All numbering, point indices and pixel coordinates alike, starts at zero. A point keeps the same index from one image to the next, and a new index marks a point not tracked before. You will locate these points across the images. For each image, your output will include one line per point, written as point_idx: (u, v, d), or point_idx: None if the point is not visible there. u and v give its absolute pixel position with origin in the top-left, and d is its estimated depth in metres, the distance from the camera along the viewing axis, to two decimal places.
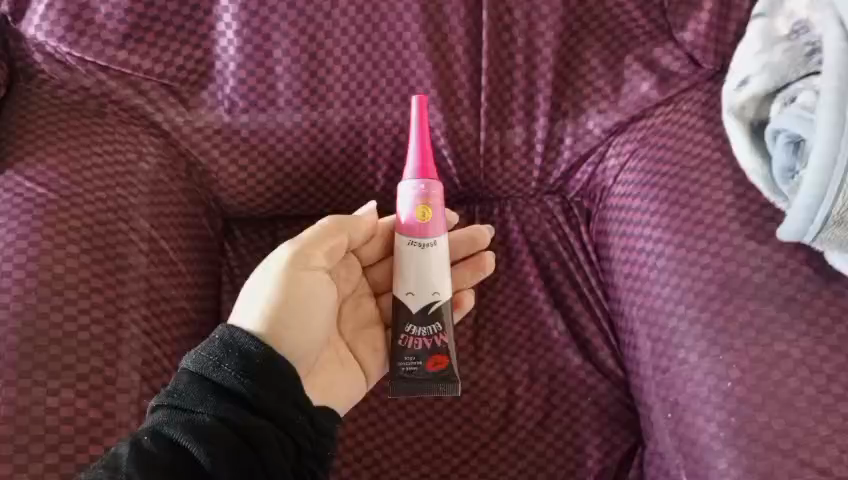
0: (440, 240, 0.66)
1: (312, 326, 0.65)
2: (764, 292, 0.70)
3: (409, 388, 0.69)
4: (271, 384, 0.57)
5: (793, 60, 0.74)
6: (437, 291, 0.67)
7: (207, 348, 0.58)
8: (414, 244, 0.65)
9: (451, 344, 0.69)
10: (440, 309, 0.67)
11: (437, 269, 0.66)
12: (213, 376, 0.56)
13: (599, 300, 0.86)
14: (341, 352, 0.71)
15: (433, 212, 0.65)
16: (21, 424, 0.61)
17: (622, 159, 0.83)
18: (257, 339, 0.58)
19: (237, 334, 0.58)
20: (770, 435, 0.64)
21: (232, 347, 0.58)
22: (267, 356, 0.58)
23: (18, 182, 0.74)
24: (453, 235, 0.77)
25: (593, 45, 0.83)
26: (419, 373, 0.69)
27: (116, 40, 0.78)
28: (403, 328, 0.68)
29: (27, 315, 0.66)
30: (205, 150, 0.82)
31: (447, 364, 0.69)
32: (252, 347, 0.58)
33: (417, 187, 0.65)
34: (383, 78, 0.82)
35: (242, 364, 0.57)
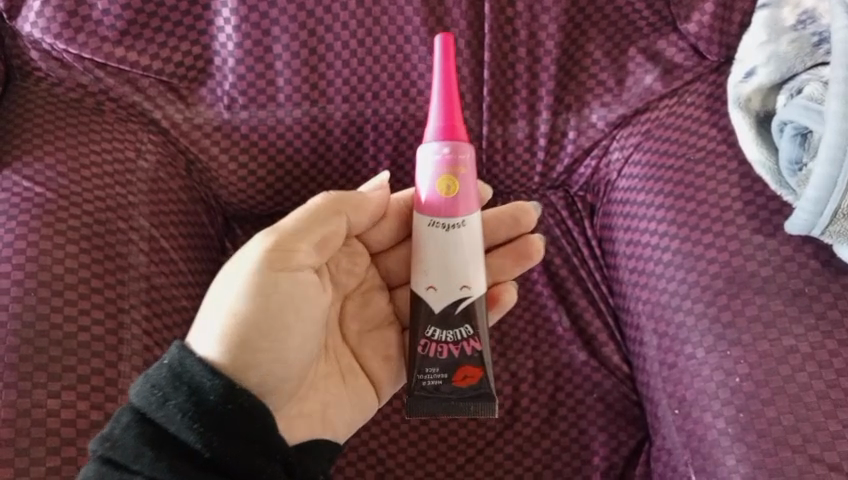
0: (469, 219, 0.60)
1: (293, 335, 0.60)
2: (772, 287, 0.70)
3: (434, 402, 0.65)
4: (222, 428, 0.52)
5: (800, 50, 0.74)
6: (466, 285, 0.61)
7: (155, 379, 0.53)
8: (438, 225, 0.59)
9: (481, 354, 0.64)
10: (471, 306, 0.62)
11: (465, 259, 0.60)
12: (156, 418, 0.52)
13: (604, 296, 0.85)
14: (343, 358, 0.70)
15: (460, 183, 0.59)
16: (21, 427, 0.61)
17: (627, 152, 0.83)
18: (211, 371, 0.53)
19: (188, 364, 0.54)
20: (779, 431, 0.64)
21: (181, 378, 0.53)
22: (222, 392, 0.53)
23: (15, 182, 0.72)
24: (498, 213, 0.71)
25: (596, 37, 0.81)
26: (443, 386, 0.64)
27: (113, 36, 0.77)
28: (424, 332, 0.63)
29: (27, 317, 0.65)
30: (204, 147, 0.81)
31: (481, 377, 0.64)
32: (202, 382, 0.53)
33: (439, 156, 0.58)
34: (384, 73, 0.81)
35: (191, 402, 0.52)
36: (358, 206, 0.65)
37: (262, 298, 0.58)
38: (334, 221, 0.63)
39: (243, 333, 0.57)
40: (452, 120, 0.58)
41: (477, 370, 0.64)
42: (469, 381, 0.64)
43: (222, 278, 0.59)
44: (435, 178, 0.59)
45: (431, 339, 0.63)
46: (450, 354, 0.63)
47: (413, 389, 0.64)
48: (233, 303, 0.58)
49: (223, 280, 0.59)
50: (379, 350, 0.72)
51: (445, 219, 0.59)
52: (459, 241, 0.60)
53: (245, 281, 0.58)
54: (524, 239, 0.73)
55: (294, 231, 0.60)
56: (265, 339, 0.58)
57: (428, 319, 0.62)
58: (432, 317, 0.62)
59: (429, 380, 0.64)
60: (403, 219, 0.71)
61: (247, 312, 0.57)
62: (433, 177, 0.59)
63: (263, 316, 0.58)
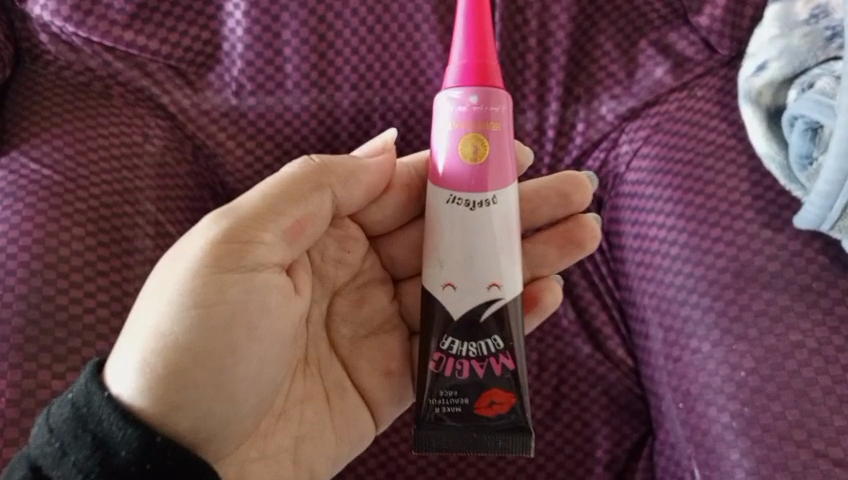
0: (500, 196, 0.56)
1: (242, 358, 0.55)
2: (779, 281, 0.70)
3: (451, 432, 0.59)
4: None
5: (812, 44, 0.73)
6: (492, 284, 0.57)
7: (56, 424, 0.49)
8: (459, 202, 0.56)
9: (510, 376, 0.59)
10: (501, 312, 0.58)
11: (493, 253, 0.56)
12: (54, 472, 0.48)
13: (610, 290, 0.84)
14: (329, 372, 0.66)
15: (489, 145, 0.55)
16: (27, 407, 0.61)
17: (636, 145, 0.81)
18: (122, 418, 0.49)
19: (96, 405, 0.49)
20: (784, 425, 0.64)
21: (84, 425, 0.49)
22: (132, 447, 0.48)
23: (22, 164, 0.73)
24: (546, 189, 0.69)
25: (606, 29, 0.82)
26: (464, 413, 0.58)
27: (123, 20, 0.78)
28: (438, 344, 0.58)
29: (33, 298, 0.65)
30: (212, 133, 0.80)
31: (509, 404, 0.59)
32: (108, 432, 0.49)
33: (462, 116, 0.54)
34: (393, 61, 0.80)
35: (92, 460, 0.48)
36: (336, 181, 0.60)
37: (204, 305, 0.53)
38: (301, 205, 0.58)
39: (181, 349, 0.52)
40: (480, 67, 0.54)
41: (507, 396, 0.59)
42: (496, 408, 0.59)
43: (158, 279, 0.55)
44: (458, 132, 0.55)
45: (448, 354, 0.58)
46: (473, 374, 0.58)
47: (426, 417, 0.59)
48: (169, 312, 0.53)
49: (160, 282, 0.54)
50: (374, 361, 0.67)
51: (470, 195, 0.55)
52: (487, 230, 0.56)
53: (184, 284, 0.53)
54: (576, 219, 0.71)
55: (247, 221, 0.55)
56: (208, 356, 0.53)
57: (445, 329, 0.58)
58: (450, 326, 0.58)
59: (448, 405, 0.58)
60: (406, 197, 0.67)
61: (184, 325, 0.53)
62: (456, 132, 0.55)
63: (206, 327, 0.53)
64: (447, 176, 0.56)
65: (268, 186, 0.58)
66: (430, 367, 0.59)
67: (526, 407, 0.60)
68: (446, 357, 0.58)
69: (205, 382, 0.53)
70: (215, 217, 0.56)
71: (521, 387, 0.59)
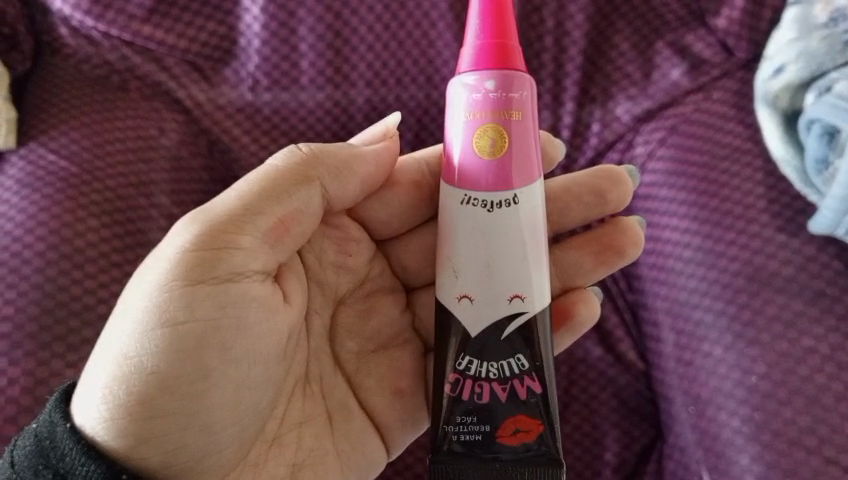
0: (522, 193, 0.53)
1: (220, 376, 0.52)
2: (792, 286, 0.69)
3: (471, 464, 0.55)
4: None
5: (831, 47, 0.73)
6: (516, 298, 0.54)
7: (22, 457, 0.49)
8: (480, 205, 0.53)
9: (535, 401, 0.55)
10: (526, 329, 0.55)
11: (517, 267, 0.53)
12: None
13: (623, 293, 0.84)
14: (334, 390, 0.65)
15: (507, 136, 0.52)
16: (40, 395, 0.62)
17: (651, 147, 0.80)
18: (86, 453, 0.48)
19: (56, 438, 0.48)
20: (795, 431, 0.63)
21: (47, 460, 0.48)
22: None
23: (40, 154, 0.74)
24: (577, 191, 0.67)
25: (623, 29, 0.82)
26: (483, 440, 0.55)
27: (141, 14, 0.78)
28: (456, 364, 0.56)
29: (48, 287, 0.66)
30: (227, 128, 0.81)
31: (536, 432, 0.55)
32: (67, 465, 0.48)
33: (477, 105, 0.52)
34: (408, 58, 0.81)
35: None
36: (326, 176, 0.58)
37: (175, 322, 0.50)
38: (285, 205, 0.55)
39: (150, 371, 0.49)
40: (495, 52, 0.51)
41: (532, 423, 0.55)
42: (521, 437, 0.55)
43: (130, 293, 0.52)
44: (474, 123, 0.52)
45: (467, 375, 0.55)
46: (494, 397, 0.55)
47: (444, 446, 0.55)
48: (138, 329, 0.50)
49: (131, 297, 0.51)
50: (382, 377, 0.67)
51: (487, 196, 0.53)
52: (510, 237, 0.53)
53: (155, 299, 0.50)
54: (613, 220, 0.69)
55: (222, 227, 0.52)
56: (179, 377, 0.50)
57: (464, 346, 0.55)
58: (468, 345, 0.55)
59: (466, 432, 0.55)
60: (412, 199, 0.67)
61: (154, 345, 0.50)
62: (471, 123, 0.52)
63: (175, 347, 0.50)
64: (464, 172, 0.53)
65: (248, 186, 0.55)
66: (447, 390, 0.56)
67: (556, 436, 0.56)
68: (463, 379, 0.55)
69: (177, 408, 0.50)
70: (189, 220, 0.53)
71: (549, 414, 0.56)
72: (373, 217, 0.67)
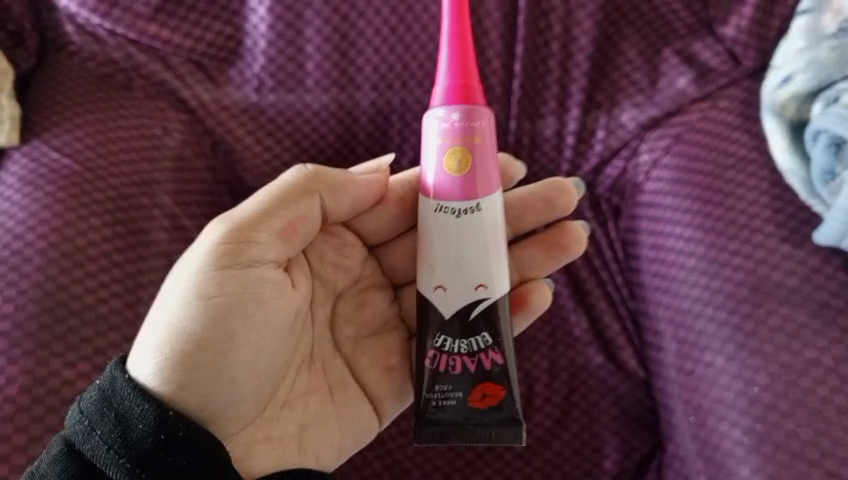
0: (485, 202, 0.60)
1: (242, 349, 0.57)
2: (796, 297, 0.69)
3: (448, 423, 0.63)
4: (153, 462, 0.50)
5: (840, 58, 0.72)
6: (482, 285, 0.61)
7: (85, 406, 0.52)
8: (447, 212, 0.60)
9: (502, 370, 0.63)
10: (491, 311, 0.62)
11: (483, 259, 0.60)
12: (84, 448, 0.51)
13: (624, 300, 0.83)
14: (332, 366, 0.69)
15: (473, 159, 0.59)
16: (38, 394, 0.61)
17: (656, 155, 0.80)
18: (142, 397, 0.52)
19: (119, 387, 0.52)
20: (797, 443, 0.63)
21: (109, 405, 0.52)
22: (150, 423, 0.51)
23: (43, 152, 0.74)
24: (526, 196, 0.73)
25: (630, 36, 0.81)
26: (458, 405, 0.62)
27: (148, 13, 0.78)
28: (433, 342, 0.62)
29: (48, 286, 0.66)
30: (231, 129, 0.80)
31: (500, 396, 0.63)
32: (129, 410, 0.51)
33: (449, 130, 0.59)
34: (414, 62, 0.80)
35: (117, 433, 0.51)
36: (329, 190, 0.63)
37: (207, 298, 0.56)
38: (297, 208, 0.61)
39: (185, 338, 0.55)
40: (464, 87, 0.59)
41: (498, 389, 0.63)
42: (488, 401, 0.62)
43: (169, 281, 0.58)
44: (445, 147, 0.59)
45: (442, 351, 0.62)
46: (465, 369, 0.62)
47: (424, 409, 0.63)
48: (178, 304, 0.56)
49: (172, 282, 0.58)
50: (376, 358, 0.70)
51: (456, 204, 0.60)
52: (474, 234, 0.60)
53: (192, 280, 0.57)
54: (562, 226, 0.74)
55: (246, 221, 0.59)
56: (209, 343, 0.56)
57: (439, 327, 0.62)
58: (444, 325, 0.62)
59: (442, 398, 0.62)
60: (403, 207, 0.70)
61: (190, 316, 0.56)
62: (441, 146, 0.59)
63: (207, 318, 0.56)
64: (437, 190, 0.60)
65: (269, 192, 0.61)
66: (426, 363, 0.63)
67: (516, 401, 0.64)
68: (440, 354, 0.62)
69: (206, 370, 0.55)
70: (220, 220, 0.59)
71: (511, 382, 0.63)
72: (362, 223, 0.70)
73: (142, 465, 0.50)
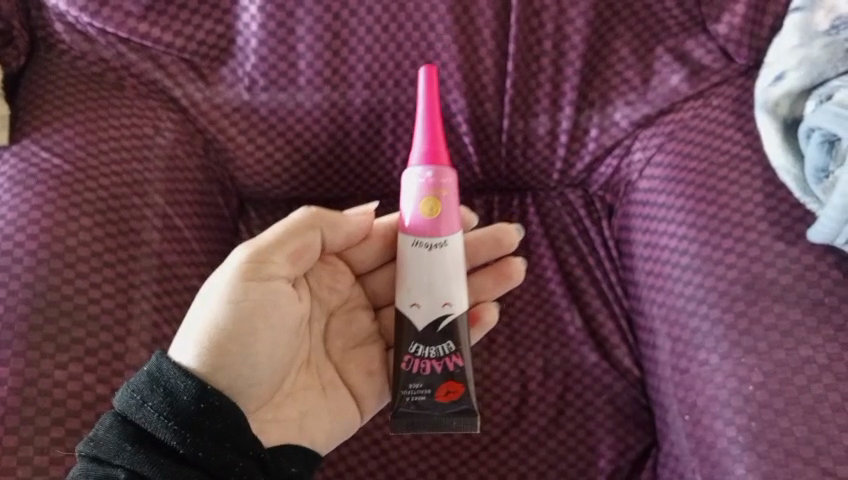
0: (451, 240, 0.61)
1: (260, 351, 0.59)
2: (790, 295, 0.69)
3: (418, 418, 0.65)
4: (201, 426, 0.54)
5: (832, 55, 0.72)
6: (449, 303, 0.62)
7: (134, 383, 0.55)
8: (420, 245, 0.61)
9: (466, 370, 0.65)
10: (454, 324, 0.63)
11: (450, 276, 0.62)
12: (136, 419, 0.54)
13: (619, 298, 0.85)
14: (327, 374, 0.69)
15: (443, 204, 0.61)
16: (28, 396, 0.61)
17: (649, 153, 0.82)
18: (185, 373, 0.55)
19: (165, 366, 0.55)
20: (792, 441, 0.62)
21: (157, 381, 0.55)
22: (194, 393, 0.54)
23: (33, 152, 0.73)
24: (476, 235, 0.72)
25: (623, 34, 0.80)
26: (427, 403, 0.64)
27: (138, 11, 0.77)
28: (408, 349, 0.63)
29: (39, 287, 0.65)
30: (223, 128, 0.81)
31: (462, 393, 0.65)
32: (177, 384, 0.55)
33: (423, 176, 0.61)
34: (407, 60, 0.80)
35: (166, 404, 0.54)
36: (330, 227, 0.65)
37: (237, 304, 0.58)
38: (311, 234, 0.63)
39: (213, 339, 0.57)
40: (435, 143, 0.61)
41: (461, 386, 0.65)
42: (452, 397, 0.64)
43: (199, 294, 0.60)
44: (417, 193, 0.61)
45: (415, 356, 0.63)
46: (433, 371, 0.64)
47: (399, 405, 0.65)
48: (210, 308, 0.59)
49: (206, 289, 0.60)
50: (364, 368, 0.71)
51: (426, 239, 0.61)
52: (441, 259, 0.61)
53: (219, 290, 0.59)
54: (505, 260, 0.75)
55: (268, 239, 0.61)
56: (237, 344, 0.58)
57: (412, 336, 0.63)
58: (415, 334, 0.63)
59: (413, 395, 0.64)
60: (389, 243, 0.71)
61: (218, 318, 0.58)
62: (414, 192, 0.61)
63: (237, 320, 0.58)
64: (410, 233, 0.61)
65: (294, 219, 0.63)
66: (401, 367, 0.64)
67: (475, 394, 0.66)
68: (412, 359, 0.63)
69: (234, 366, 0.58)
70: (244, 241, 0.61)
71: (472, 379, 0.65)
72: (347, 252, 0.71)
73: (188, 428, 0.53)
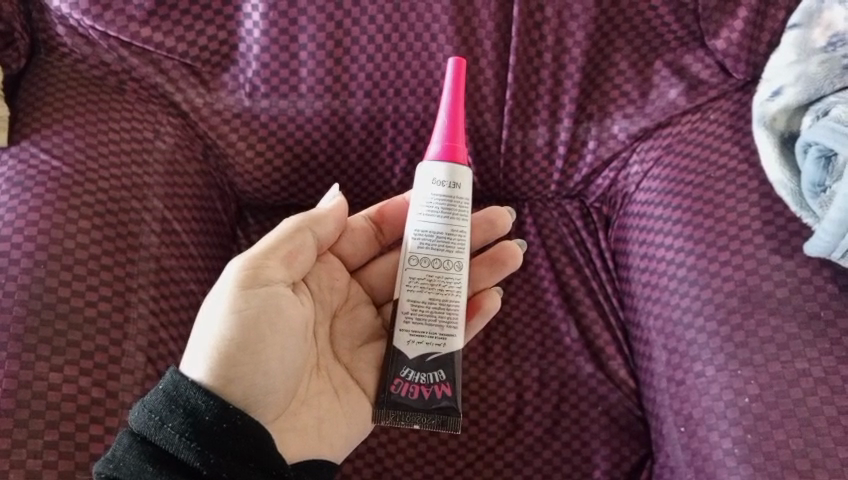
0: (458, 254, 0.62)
1: (276, 361, 0.58)
2: (787, 308, 0.69)
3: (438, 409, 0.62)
4: (224, 447, 0.53)
5: (829, 72, 0.72)
6: None
7: (153, 405, 0.54)
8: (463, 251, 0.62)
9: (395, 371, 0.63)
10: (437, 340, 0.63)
11: None
12: (156, 439, 0.53)
13: (615, 309, 0.85)
14: (338, 377, 0.67)
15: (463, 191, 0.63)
16: (23, 398, 0.60)
17: (646, 167, 0.83)
18: (205, 393, 0.54)
19: (183, 386, 0.54)
20: (787, 454, 0.62)
21: (176, 400, 0.54)
22: (216, 413, 0.54)
23: (32, 154, 0.73)
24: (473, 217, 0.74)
25: (623, 47, 0.81)
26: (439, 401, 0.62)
27: (141, 16, 0.77)
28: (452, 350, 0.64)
29: (35, 289, 0.65)
30: (223, 133, 0.81)
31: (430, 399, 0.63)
32: (198, 403, 0.54)
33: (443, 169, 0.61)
34: (408, 70, 0.80)
35: (187, 423, 0.53)
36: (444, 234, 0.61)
37: (241, 320, 0.57)
38: (301, 237, 0.62)
39: (228, 354, 0.57)
40: (453, 143, 0.62)
41: None
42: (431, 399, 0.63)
43: (209, 306, 0.59)
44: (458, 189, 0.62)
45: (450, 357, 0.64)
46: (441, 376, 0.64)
47: (426, 405, 0.61)
48: (215, 329, 0.57)
49: (209, 304, 0.59)
50: (375, 364, 0.68)
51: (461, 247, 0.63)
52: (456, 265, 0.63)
53: (225, 310, 0.58)
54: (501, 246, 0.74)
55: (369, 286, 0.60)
56: (248, 355, 0.57)
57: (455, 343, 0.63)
58: None
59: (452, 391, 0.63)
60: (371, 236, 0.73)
61: (227, 334, 0.57)
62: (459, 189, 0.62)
63: (245, 334, 0.57)
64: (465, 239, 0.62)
65: (289, 224, 0.62)
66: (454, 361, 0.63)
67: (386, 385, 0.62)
68: None
69: (243, 376, 0.57)
70: (242, 260, 0.59)
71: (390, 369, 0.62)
72: (342, 246, 0.71)
73: (210, 448, 0.53)
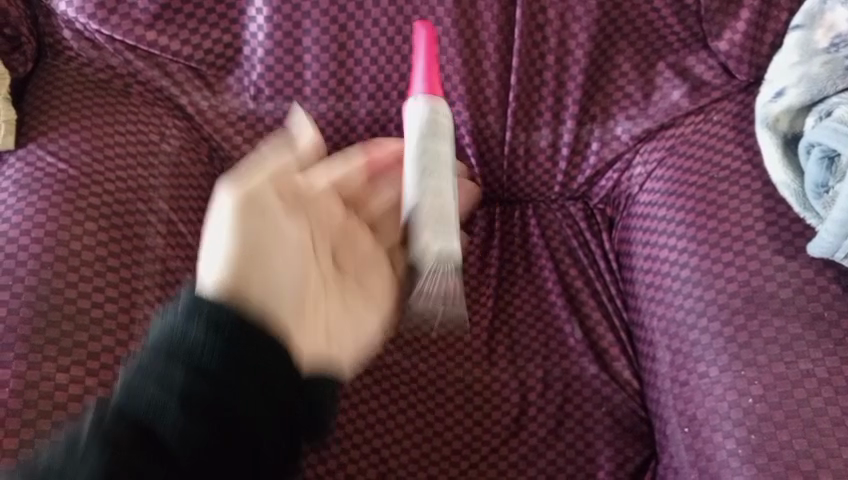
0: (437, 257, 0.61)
1: (282, 283, 0.52)
2: (790, 309, 0.69)
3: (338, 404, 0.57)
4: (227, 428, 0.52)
5: (832, 72, 0.73)
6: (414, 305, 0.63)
7: None
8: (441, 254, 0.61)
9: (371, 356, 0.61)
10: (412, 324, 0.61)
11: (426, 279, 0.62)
12: None
13: (618, 310, 0.86)
14: (350, 296, 0.59)
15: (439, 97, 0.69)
16: (29, 399, 0.61)
17: (650, 168, 0.84)
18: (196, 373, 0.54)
19: None
20: (792, 455, 0.62)
21: (177, 356, 0.46)
22: None
23: (39, 156, 0.73)
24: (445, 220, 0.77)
25: (625, 49, 0.81)
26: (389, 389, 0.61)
27: (146, 19, 0.77)
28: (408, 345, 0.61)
29: (42, 290, 0.65)
30: (227, 136, 0.82)
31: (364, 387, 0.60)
32: None
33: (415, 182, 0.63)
34: (412, 72, 0.81)
35: None
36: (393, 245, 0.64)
37: (246, 238, 0.51)
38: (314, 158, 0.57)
39: (232, 276, 0.50)
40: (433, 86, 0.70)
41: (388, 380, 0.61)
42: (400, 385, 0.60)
43: (209, 234, 0.52)
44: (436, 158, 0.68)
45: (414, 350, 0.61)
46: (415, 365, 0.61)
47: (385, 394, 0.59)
48: (223, 244, 0.51)
49: (213, 223, 0.52)
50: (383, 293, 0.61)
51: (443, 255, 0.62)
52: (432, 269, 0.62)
53: (228, 226, 0.51)
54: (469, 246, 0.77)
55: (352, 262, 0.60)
56: (259, 281, 0.51)
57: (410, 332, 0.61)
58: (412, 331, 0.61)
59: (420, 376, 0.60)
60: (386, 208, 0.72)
61: (229, 248, 0.51)
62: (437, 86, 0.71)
63: (247, 261, 0.51)
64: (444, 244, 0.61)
65: (281, 154, 0.56)
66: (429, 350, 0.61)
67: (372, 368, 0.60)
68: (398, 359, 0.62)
69: (249, 286, 0.50)
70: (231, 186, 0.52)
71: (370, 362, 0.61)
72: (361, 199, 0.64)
73: (215, 413, 0.46)
